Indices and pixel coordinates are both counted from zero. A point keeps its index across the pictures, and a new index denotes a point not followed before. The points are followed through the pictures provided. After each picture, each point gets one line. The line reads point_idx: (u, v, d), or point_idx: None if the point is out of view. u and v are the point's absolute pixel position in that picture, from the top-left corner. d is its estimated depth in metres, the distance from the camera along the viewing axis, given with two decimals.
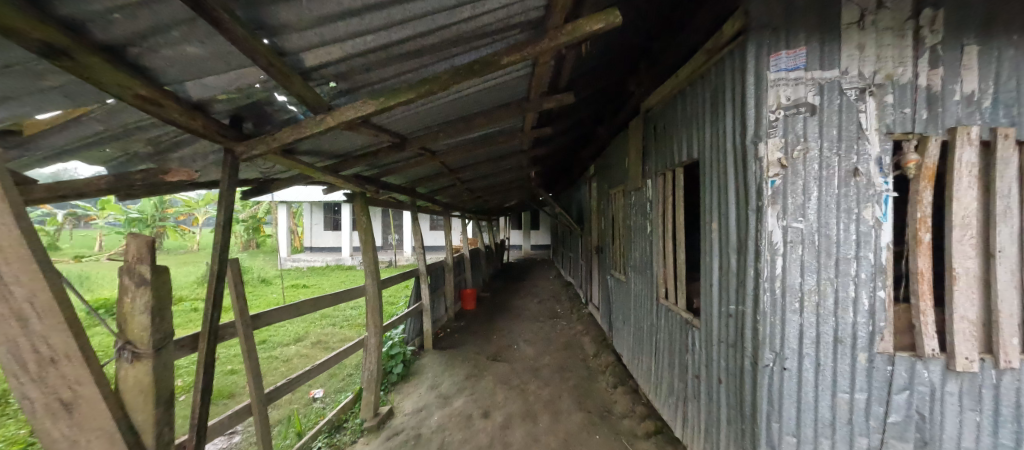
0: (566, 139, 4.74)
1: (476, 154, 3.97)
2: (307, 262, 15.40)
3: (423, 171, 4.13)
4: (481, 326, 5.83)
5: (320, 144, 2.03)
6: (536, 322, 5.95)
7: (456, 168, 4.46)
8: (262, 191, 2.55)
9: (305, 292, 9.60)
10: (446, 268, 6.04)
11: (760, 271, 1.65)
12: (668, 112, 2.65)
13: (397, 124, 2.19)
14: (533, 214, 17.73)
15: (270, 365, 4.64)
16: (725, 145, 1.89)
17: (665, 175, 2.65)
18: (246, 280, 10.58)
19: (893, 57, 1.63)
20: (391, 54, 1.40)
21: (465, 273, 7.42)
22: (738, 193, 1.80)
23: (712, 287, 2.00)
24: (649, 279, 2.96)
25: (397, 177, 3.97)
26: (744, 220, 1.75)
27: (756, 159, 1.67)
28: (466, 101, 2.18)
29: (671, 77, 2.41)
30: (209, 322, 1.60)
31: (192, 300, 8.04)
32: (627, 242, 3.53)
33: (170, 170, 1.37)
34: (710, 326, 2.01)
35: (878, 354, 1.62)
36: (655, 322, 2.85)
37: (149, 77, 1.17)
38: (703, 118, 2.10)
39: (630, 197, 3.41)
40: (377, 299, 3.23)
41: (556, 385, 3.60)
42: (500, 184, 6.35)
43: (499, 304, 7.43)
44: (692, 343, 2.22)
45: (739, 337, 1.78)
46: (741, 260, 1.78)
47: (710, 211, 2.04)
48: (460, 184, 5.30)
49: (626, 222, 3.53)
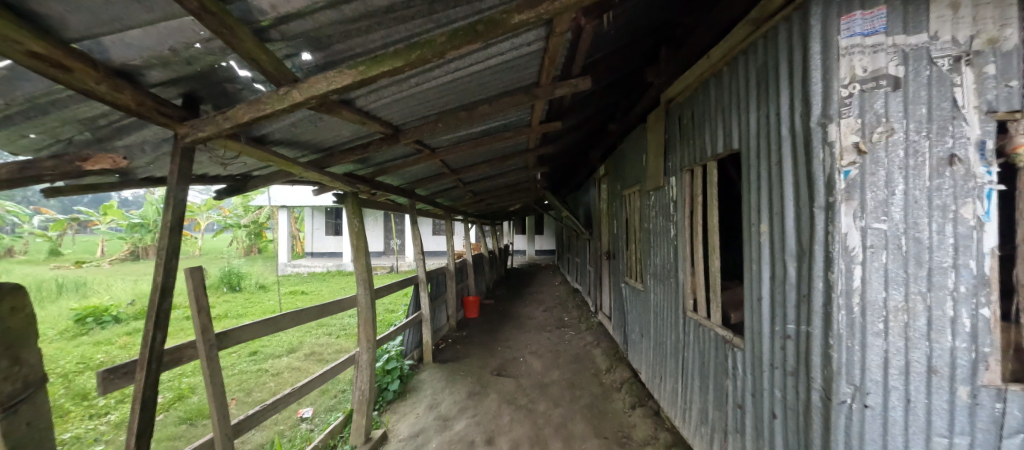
0: (575, 136, 4.44)
1: (480, 152, 3.68)
2: (307, 268, 15.13)
3: (423, 170, 3.85)
4: (485, 336, 5.50)
5: (298, 133, 1.74)
6: (542, 332, 5.62)
7: (458, 168, 4.18)
8: (239, 190, 2.25)
9: (304, 299, 9.33)
10: (448, 275, 5.73)
11: (832, 283, 1.33)
12: (696, 100, 2.35)
13: (388, 111, 1.89)
14: (537, 219, 17.47)
15: (259, 379, 4.32)
16: (778, 130, 1.58)
17: (695, 171, 2.33)
18: (244, 287, 10.34)
19: (994, 18, 1.22)
20: (371, 7, 1.10)
21: (468, 280, 7.11)
22: (797, 187, 1.48)
23: (761, 301, 1.67)
24: (673, 289, 2.63)
25: (393, 176, 3.68)
26: (806, 221, 1.43)
27: (824, 144, 1.36)
28: (465, 84, 1.88)
29: (704, 58, 2.12)
30: (150, 348, 1.29)
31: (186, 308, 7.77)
32: (645, 247, 3.21)
33: (91, 157, 1.10)
34: (759, 347, 1.68)
35: (983, 389, 1.23)
36: (682, 338, 2.51)
37: (44, 29, 0.87)
38: (747, 101, 1.79)
39: (648, 197, 3.09)
40: (370, 310, 2.92)
41: (567, 405, 3.26)
42: (504, 187, 6.05)
43: (503, 312, 7.10)
44: (733, 365, 1.89)
45: (802, 364, 1.45)
46: (802, 268, 1.46)
47: (757, 210, 1.72)
48: (462, 186, 5.01)
49: (644, 225, 3.21)
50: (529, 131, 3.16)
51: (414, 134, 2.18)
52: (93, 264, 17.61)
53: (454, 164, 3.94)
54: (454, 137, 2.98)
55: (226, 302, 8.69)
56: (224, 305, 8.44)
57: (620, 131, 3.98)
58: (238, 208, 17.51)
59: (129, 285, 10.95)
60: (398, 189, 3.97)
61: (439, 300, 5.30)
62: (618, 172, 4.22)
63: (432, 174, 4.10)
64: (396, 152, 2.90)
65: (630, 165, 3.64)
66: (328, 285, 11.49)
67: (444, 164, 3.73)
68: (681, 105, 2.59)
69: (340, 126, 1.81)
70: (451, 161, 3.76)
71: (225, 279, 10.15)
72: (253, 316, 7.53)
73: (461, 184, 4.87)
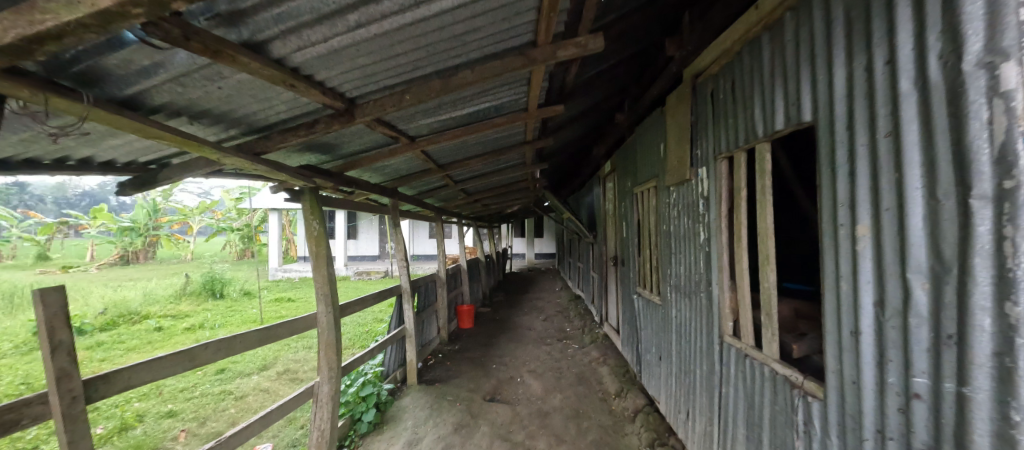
0: (577, 127, 3.95)
1: (470, 142, 3.20)
2: (299, 273, 14.61)
3: (405, 164, 3.36)
4: (479, 350, 4.98)
5: (198, 94, 1.23)
6: (542, 345, 5.11)
7: (446, 163, 3.70)
8: (149, 183, 1.75)
9: (291, 306, 8.82)
10: (438, 282, 5.22)
11: (1012, 323, 0.76)
12: (735, 68, 1.83)
13: (327, 71, 1.36)
14: (536, 222, 17.02)
15: (220, 404, 3.80)
16: (888, 87, 1.04)
17: (736, 158, 1.81)
18: (229, 294, 9.82)
19: None
20: None
21: (462, 287, 6.60)
22: (931, 166, 0.93)
23: (860, 335, 1.14)
24: (704, 307, 2.12)
25: (368, 171, 3.18)
26: (954, 219, 0.88)
27: (991, 97, 0.79)
28: (432, 33, 1.34)
29: (751, 9, 1.60)
30: None
31: (159, 318, 7.22)
32: (663, 254, 2.72)
33: None
34: (861, 403, 1.14)
35: None
36: (718, 369, 1.99)
37: None
38: (826, 54, 1.26)
39: (668, 194, 2.58)
40: (332, 332, 2.39)
41: (572, 442, 2.73)
42: (500, 186, 5.56)
43: (500, 321, 6.60)
44: (805, 422, 1.36)
45: (949, 443, 0.89)
46: (945, 294, 0.90)
47: (847, 205, 1.18)
48: (452, 184, 4.52)
49: (662, 228, 2.71)
50: (526, 116, 2.66)
51: (374, 106, 1.66)
52: (80, 269, 17.09)
53: (441, 158, 3.46)
54: (435, 123, 2.47)
55: (207, 310, 8.17)
56: (203, 313, 7.91)
57: (631, 119, 3.48)
58: (229, 211, 17.01)
59: (109, 292, 10.44)
60: (377, 186, 3.49)
61: (428, 311, 4.78)
62: (627, 166, 3.71)
63: (418, 168, 3.62)
64: (364, 138, 2.40)
65: (644, 158, 3.13)
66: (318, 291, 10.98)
67: (428, 157, 3.23)
68: (712, 78, 2.06)
69: (258, 88, 1.30)
70: (437, 153, 3.28)
71: (207, 285, 9.62)
72: (231, 326, 7.02)
73: (451, 182, 4.40)
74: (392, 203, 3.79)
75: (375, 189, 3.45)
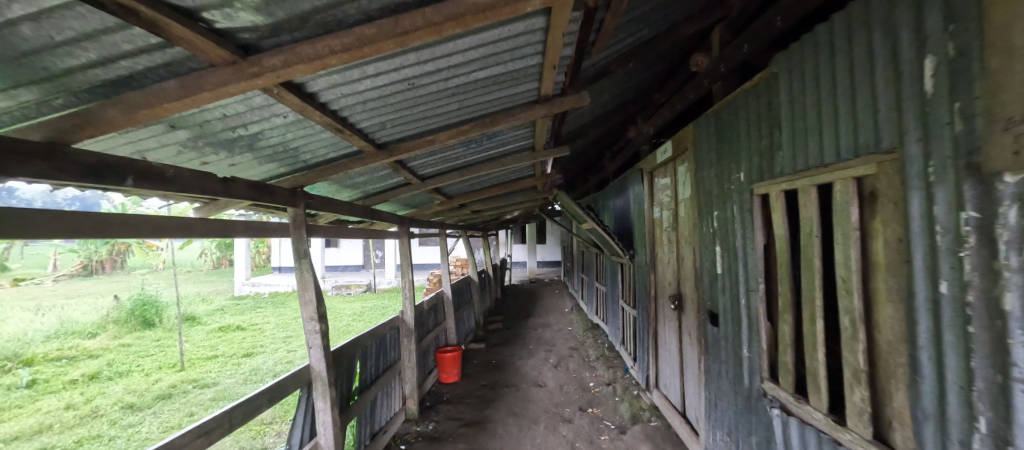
0: (625, 75, 2.27)
1: (424, 87, 1.54)
2: (268, 287, 12.65)
3: (297, 137, 1.65)
4: (463, 435, 3.24)
5: None
6: (559, 424, 3.38)
7: (396, 141, 2.03)
8: None
9: (236, 337, 7.07)
10: (404, 329, 3.49)
11: None
12: None
13: None
14: (539, 227, 15.35)
15: None
16: None
17: None
18: (166, 320, 8.03)
19: None
20: None
21: (443, 322, 4.88)
22: None
23: None
24: None
25: (211, 144, 1.50)
26: None
27: None
28: None
29: None
30: None
31: (41, 365, 5.40)
32: (923, 361, 1.01)
33: None
34: None
35: None
36: None
37: None
38: None
39: (960, 197, 0.89)
40: None
41: None
42: (494, 186, 3.86)
43: (497, 368, 4.86)
44: None
45: None
46: None
47: None
48: (417, 183, 2.83)
49: (919, 286, 1.01)
50: None
51: None
52: (30, 282, 15.26)
53: (378, 126, 1.79)
54: None
55: (120, 348, 6.29)
56: (112, 354, 6.03)
57: (743, 48, 1.80)
58: None
59: (22, 319, 8.57)
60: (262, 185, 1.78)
61: (383, 380, 3.04)
62: (720, 142, 2.02)
63: (337, 148, 1.91)
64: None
65: (798, 118, 1.43)
66: (280, 314, 9.10)
67: (340, 122, 1.56)
68: None
69: None
70: (361, 113, 1.60)
71: (137, 311, 7.79)
72: (135, 375, 5.20)
73: (413, 178, 2.68)
74: (294, 214, 2.03)
75: (251, 189, 1.72)
